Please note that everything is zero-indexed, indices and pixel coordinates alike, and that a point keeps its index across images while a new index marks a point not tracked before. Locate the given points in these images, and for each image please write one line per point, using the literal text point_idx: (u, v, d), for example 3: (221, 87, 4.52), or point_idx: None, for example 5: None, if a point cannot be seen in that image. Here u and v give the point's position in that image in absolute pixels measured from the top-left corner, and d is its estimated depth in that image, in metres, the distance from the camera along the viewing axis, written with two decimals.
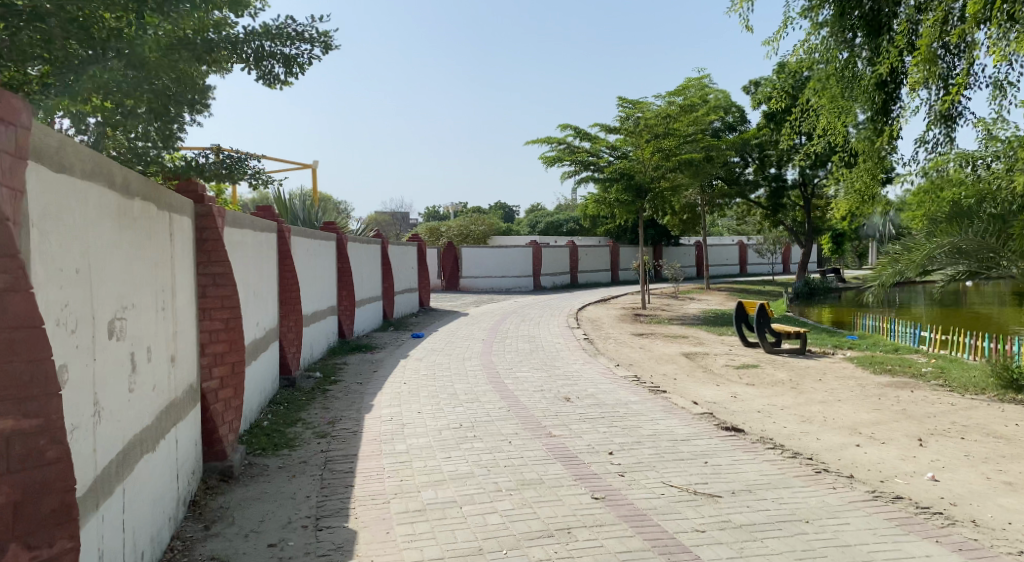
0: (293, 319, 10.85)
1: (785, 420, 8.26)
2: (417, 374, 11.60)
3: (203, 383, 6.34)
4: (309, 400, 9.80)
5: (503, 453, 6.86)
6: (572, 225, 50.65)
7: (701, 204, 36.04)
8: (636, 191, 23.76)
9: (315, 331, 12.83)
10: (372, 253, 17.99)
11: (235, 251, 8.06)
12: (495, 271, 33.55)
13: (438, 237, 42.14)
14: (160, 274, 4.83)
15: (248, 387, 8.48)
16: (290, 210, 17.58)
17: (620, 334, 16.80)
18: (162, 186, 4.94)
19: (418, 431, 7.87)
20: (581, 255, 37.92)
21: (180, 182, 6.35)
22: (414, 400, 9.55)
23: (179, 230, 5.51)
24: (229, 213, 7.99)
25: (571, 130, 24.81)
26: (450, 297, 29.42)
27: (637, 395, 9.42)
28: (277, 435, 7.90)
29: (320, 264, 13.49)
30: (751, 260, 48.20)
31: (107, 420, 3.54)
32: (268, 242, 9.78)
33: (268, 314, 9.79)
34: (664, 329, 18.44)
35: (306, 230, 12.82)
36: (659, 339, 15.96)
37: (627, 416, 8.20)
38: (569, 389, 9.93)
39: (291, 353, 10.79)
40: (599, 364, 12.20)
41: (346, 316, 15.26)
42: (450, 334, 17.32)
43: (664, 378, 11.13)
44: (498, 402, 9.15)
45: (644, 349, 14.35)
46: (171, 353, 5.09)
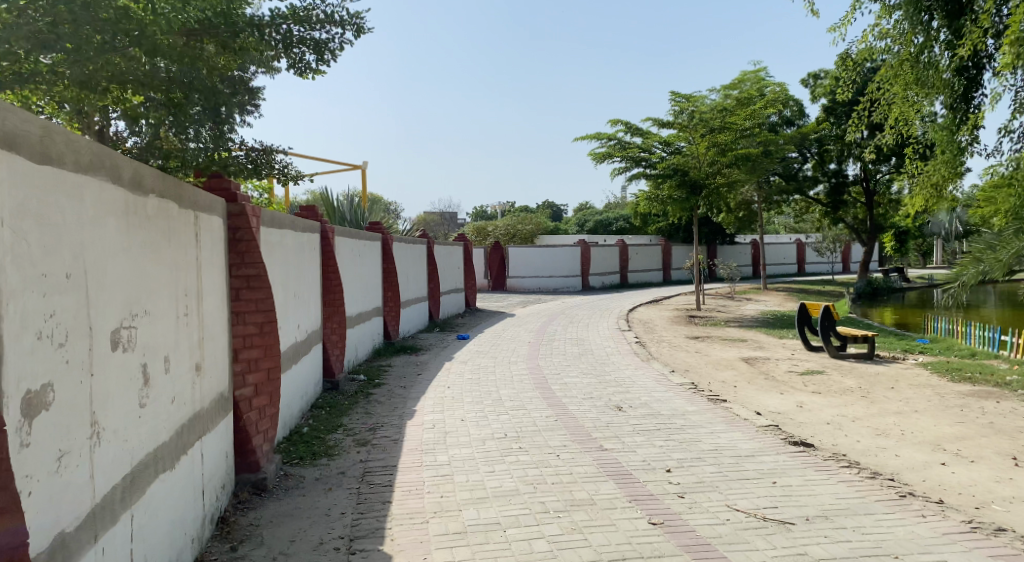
0: (337, 321, 10.55)
1: (859, 434, 7.59)
2: (462, 379, 11.19)
3: (236, 390, 6.01)
4: (351, 405, 9.47)
5: (551, 468, 6.39)
6: (623, 224, 49.86)
7: (757, 202, 35.00)
8: (691, 188, 23.29)
9: (360, 333, 12.55)
10: (418, 253, 17.69)
11: (276, 253, 7.75)
12: (544, 270, 33.09)
13: (487, 237, 41.90)
14: (182, 278, 4.50)
15: (288, 391, 8.17)
16: (336, 211, 17.41)
17: (674, 337, 16.16)
18: (185, 184, 4.63)
19: (461, 441, 7.44)
20: (632, 255, 37.19)
21: (210, 179, 6.01)
22: (459, 406, 9.14)
23: (208, 230, 5.22)
24: (264, 212, 7.44)
25: (622, 126, 24.22)
26: (498, 298, 29.08)
27: (695, 404, 8.85)
28: (316, 443, 7.56)
29: (365, 265, 13.19)
30: (810, 259, 46.73)
31: (109, 442, 3.19)
32: (311, 242, 9.48)
33: (312, 316, 9.48)
34: (720, 332, 17.73)
35: (351, 230, 12.54)
36: (715, 343, 15.26)
37: (685, 429, 7.64)
38: (621, 397, 9.42)
39: (335, 355, 10.48)
40: (653, 369, 11.63)
41: (392, 318, 14.96)
42: (498, 336, 16.91)
43: (723, 385, 10.52)
44: (546, 409, 8.68)
45: (700, 353, 13.70)
46: (197, 361, 4.78)
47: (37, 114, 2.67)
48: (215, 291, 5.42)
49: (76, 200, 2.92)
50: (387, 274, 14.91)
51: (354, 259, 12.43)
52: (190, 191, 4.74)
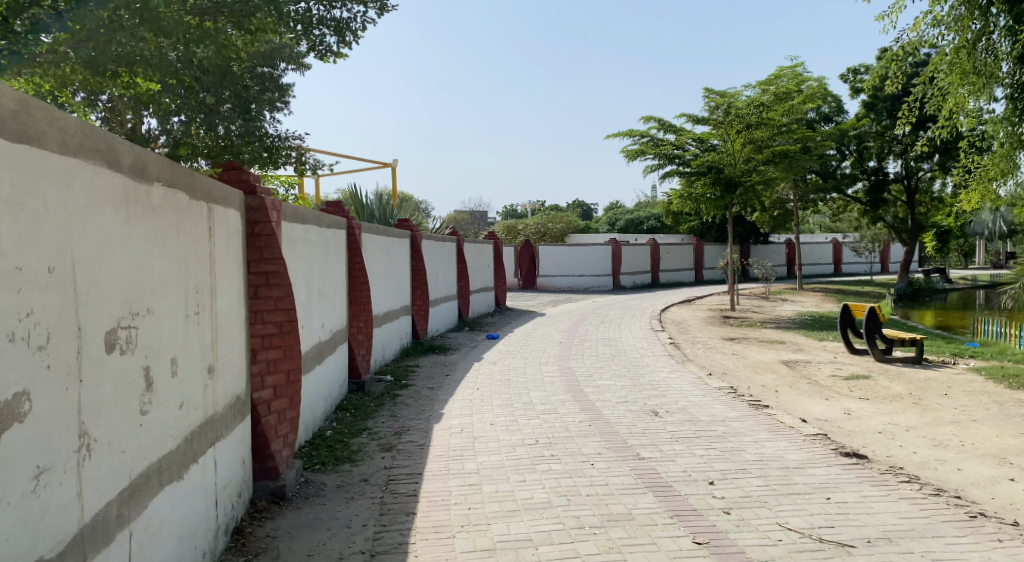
0: (363, 320, 10.27)
1: (914, 444, 7.10)
2: (491, 380, 10.85)
3: (255, 393, 5.73)
4: (376, 407, 9.16)
5: (585, 479, 6.02)
6: (654, 223, 49.24)
7: (793, 200, 34.24)
8: (726, 185, 22.64)
9: (387, 332, 12.26)
10: (447, 251, 17.41)
11: (300, 249, 7.47)
12: (575, 269, 32.66)
13: (516, 235, 41.56)
14: (193, 274, 4.21)
15: (312, 392, 7.88)
16: (364, 208, 17.17)
17: (710, 338, 15.66)
18: (197, 174, 4.33)
19: (491, 447, 7.10)
20: (664, 254, 36.60)
21: (228, 172, 5.77)
22: (488, 409, 8.80)
23: (224, 225, 4.94)
24: (289, 207, 7.15)
25: (656, 123, 23.75)
26: (527, 297, 28.71)
27: (736, 410, 8.41)
28: (339, 448, 7.26)
29: (393, 262, 12.91)
30: (847, 259, 45.69)
31: (104, 453, 2.90)
32: (337, 239, 9.22)
33: (337, 315, 9.21)
34: (757, 333, 17.19)
35: (379, 227, 12.26)
36: (753, 345, 14.76)
37: (727, 437, 7.21)
38: (658, 401, 9.00)
39: (361, 355, 10.20)
40: (689, 372, 11.19)
41: (420, 316, 14.67)
42: (528, 336, 16.54)
43: (764, 390, 10.04)
44: (579, 413, 8.31)
45: (737, 355, 13.22)
46: (210, 363, 4.49)
47: (11, 86, 2.37)
48: (231, 287, 5.14)
49: (64, 185, 2.62)
50: (415, 272, 14.63)
51: (382, 257, 12.15)
52: (204, 181, 4.46)
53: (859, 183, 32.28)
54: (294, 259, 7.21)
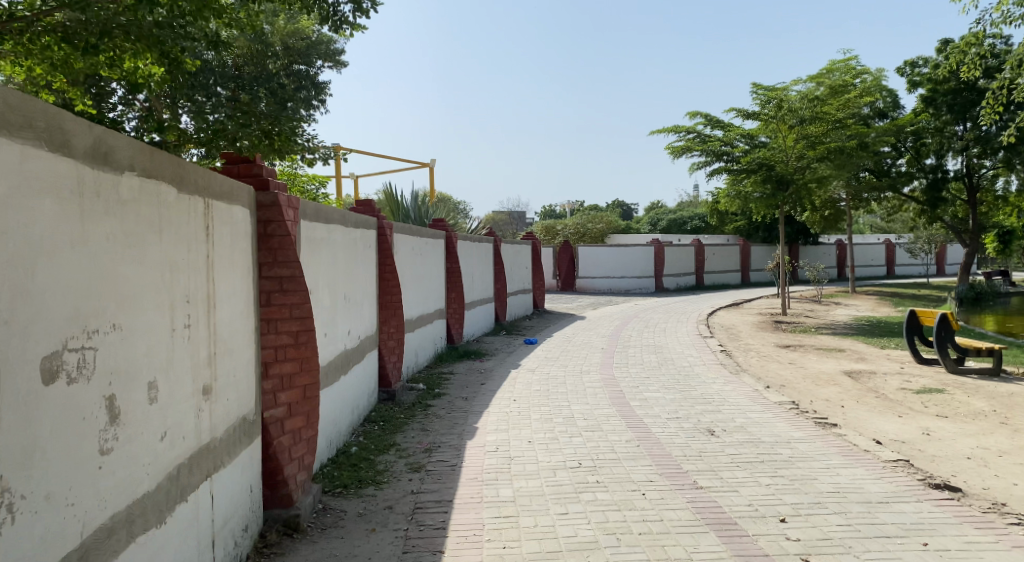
0: (394, 326, 9.68)
1: (1011, 474, 6.25)
2: (530, 390, 10.16)
3: (266, 411, 5.14)
4: (407, 419, 8.54)
5: (635, 512, 5.31)
6: (698, 223, 48.04)
7: (846, 199, 33.03)
8: (778, 183, 21.55)
9: (420, 338, 11.67)
10: (484, 252, 16.82)
11: (325, 251, 6.88)
12: (616, 271, 31.84)
13: (556, 236, 40.81)
14: (183, 279, 3.61)
15: (337, 405, 7.28)
16: (400, 208, 16.65)
17: (763, 345, 14.79)
18: (188, 163, 3.72)
19: (528, 470, 6.42)
20: (709, 256, 35.50)
21: (240, 166, 5.22)
22: (526, 425, 8.12)
23: (226, 225, 4.36)
24: (311, 205, 6.45)
25: (702, 118, 22.93)
26: (566, 299, 28.00)
27: (801, 429, 7.61)
28: (363, 467, 6.63)
29: (426, 264, 12.33)
30: (900, 260, 44.08)
31: (37, 511, 2.31)
32: (366, 239, 8.66)
33: (366, 320, 8.65)
34: (812, 340, 16.22)
35: (413, 228, 11.67)
36: (810, 353, 13.84)
37: (794, 463, 6.42)
38: (712, 418, 8.24)
39: (392, 363, 9.61)
40: (744, 384, 10.38)
41: (455, 321, 14.07)
42: (569, 341, 15.84)
43: (828, 404, 9.20)
44: (625, 431, 7.59)
45: (793, 365, 12.34)
46: (206, 382, 3.91)
47: None
48: (237, 296, 4.56)
49: None
50: (451, 275, 14.04)
51: (415, 258, 11.58)
52: (198, 174, 3.88)
53: (916, 181, 30.98)
54: (318, 261, 6.62)
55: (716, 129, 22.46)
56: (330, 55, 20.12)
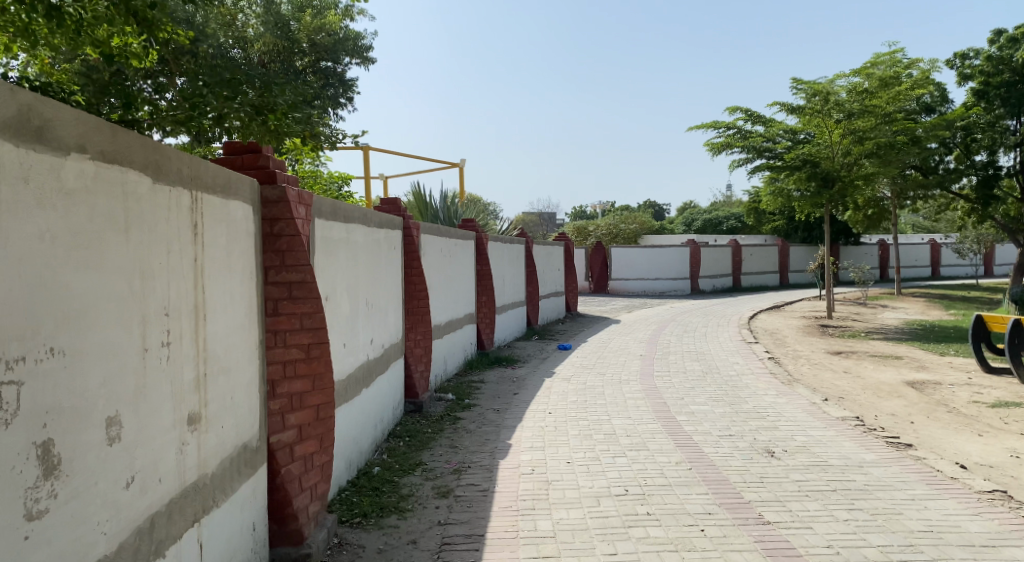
0: (421, 333, 9.06)
1: None
2: (567, 402, 9.45)
3: (273, 436, 4.51)
4: (435, 434, 7.89)
5: (696, 554, 4.60)
6: (734, 223, 46.92)
7: (891, 197, 32.03)
8: (823, 181, 20.54)
9: (449, 344, 11.04)
10: (515, 253, 16.16)
11: (346, 253, 6.24)
12: (650, 272, 30.98)
13: (588, 236, 40.00)
14: (163, 285, 2.99)
15: (358, 420, 6.64)
16: (428, 209, 16.05)
17: (813, 352, 13.94)
18: (170, 147, 3.11)
19: (569, 498, 5.72)
20: (747, 256, 34.45)
21: (243, 157, 4.59)
22: (564, 443, 7.42)
23: (222, 224, 3.75)
24: (329, 201, 5.77)
25: (742, 113, 22.17)
26: (599, 302, 27.23)
27: (872, 451, 6.82)
28: (385, 492, 5.99)
29: (455, 265, 11.69)
30: (946, 260, 42.62)
31: None
32: (390, 240, 8.01)
33: (391, 328, 8.01)
34: (864, 346, 15.28)
35: (441, 228, 11.04)
36: (865, 361, 12.95)
37: (872, 493, 5.65)
38: (769, 436, 7.49)
39: (419, 372, 8.99)
40: (799, 396, 9.58)
41: (486, 326, 13.41)
42: (604, 346, 15.09)
43: (895, 419, 8.39)
44: (675, 452, 6.86)
45: (849, 374, 11.49)
46: (193, 410, 3.29)
47: None
48: (237, 306, 3.93)
49: None
50: (481, 277, 13.40)
51: (443, 259, 10.95)
52: (185, 164, 3.27)
53: (967, 178, 29.90)
54: (338, 265, 5.99)
55: (757, 124, 21.72)
56: (357, 51, 19.55)
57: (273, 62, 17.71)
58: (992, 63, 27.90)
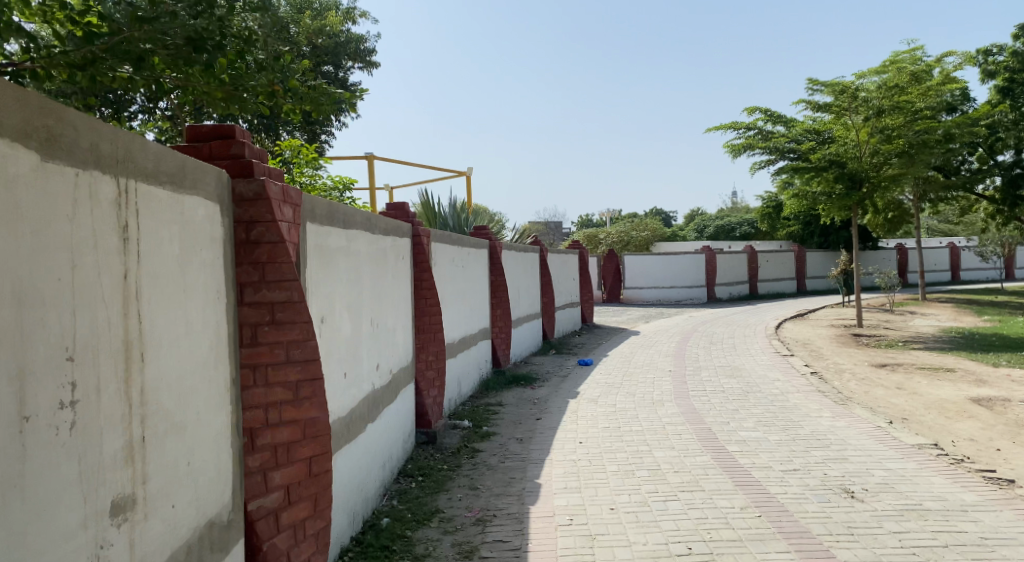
0: (433, 353, 8.08)
1: None
2: (598, 429, 8.38)
3: (251, 502, 3.46)
4: (452, 472, 6.86)
5: None
6: (747, 228, 45.82)
7: (913, 200, 31.14)
8: (850, 182, 19.59)
9: (462, 363, 10.02)
10: (529, 262, 15.16)
11: (346, 265, 5.22)
12: (664, 280, 29.97)
13: (598, 245, 38.95)
14: (56, 315, 2.06)
15: (363, 462, 5.60)
16: (437, 216, 15.07)
17: (855, 365, 12.91)
18: (69, 113, 2.16)
19: (620, 561, 4.67)
20: (764, 263, 33.34)
21: (212, 141, 3.54)
22: (603, 483, 6.37)
23: (174, 224, 2.73)
24: (325, 201, 4.72)
25: (762, 113, 21.27)
26: (614, 312, 26.19)
27: (970, 489, 5.79)
28: (396, 552, 4.97)
29: (467, 277, 10.68)
30: (966, 264, 41.53)
31: None
32: (396, 251, 6.98)
33: (399, 350, 6.97)
34: (907, 357, 14.21)
35: (453, 235, 10.04)
36: (915, 374, 11.91)
37: (996, 550, 4.61)
38: (841, 471, 6.44)
39: (431, 399, 7.99)
40: (858, 417, 8.55)
41: (501, 341, 12.38)
42: (628, 360, 14.03)
43: (978, 446, 7.35)
44: (737, 496, 5.83)
45: (903, 391, 10.41)
46: (118, 494, 2.30)
47: None
48: (196, 338, 2.89)
49: None
50: (496, 290, 12.40)
51: (455, 270, 9.97)
52: (102, 141, 2.29)
53: (993, 178, 29.17)
54: (336, 278, 4.96)
55: (779, 124, 20.71)
56: (360, 55, 18.67)
57: None
58: (1018, 59, 26.71)
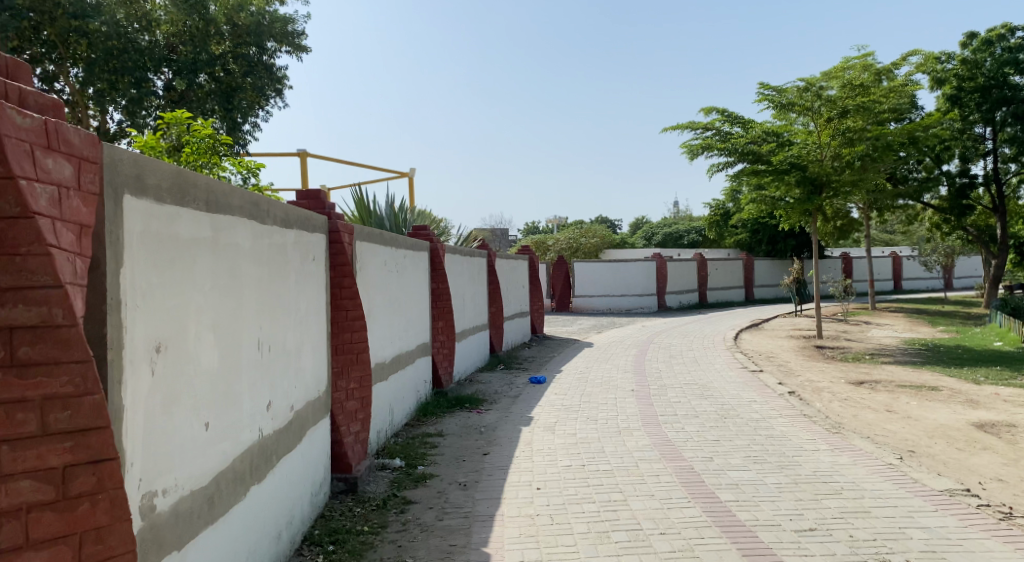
0: (356, 379, 6.52)
1: None
2: (558, 469, 6.89)
3: None
4: (374, 535, 5.30)
5: None
6: (694, 236, 45.35)
7: (862, 208, 30.68)
8: (812, 186, 18.69)
9: (395, 386, 8.45)
10: (476, 268, 13.66)
11: (211, 261, 3.58)
12: (615, 287, 28.85)
13: (546, 251, 37.89)
14: None
15: (242, 540, 3.97)
16: (373, 215, 13.38)
17: (831, 382, 11.79)
18: None
19: None
20: (714, 271, 32.55)
21: None
22: (571, 553, 4.87)
23: None
24: (169, 166, 3.12)
25: (719, 113, 20.22)
26: (563, 320, 24.92)
27: None
28: None
29: (403, 284, 9.11)
30: (909, 273, 41.70)
31: None
32: (303, 251, 5.41)
33: (307, 377, 5.40)
34: (881, 372, 13.19)
35: (386, 235, 8.47)
36: (898, 393, 10.83)
37: None
38: (870, 531, 5.11)
39: (352, 436, 6.46)
40: (861, 450, 7.31)
41: (443, 357, 10.84)
42: (584, 377, 12.61)
43: (1014, 489, 6.13)
44: None
45: (895, 415, 9.23)
46: None
47: None
48: None
49: None
50: (436, 299, 10.87)
51: (387, 275, 8.39)
52: None
53: (942, 187, 29.23)
54: (190, 282, 3.32)
55: (736, 125, 19.62)
56: (287, 37, 16.82)
57: (184, 47, 15.45)
58: (967, 66, 26.33)
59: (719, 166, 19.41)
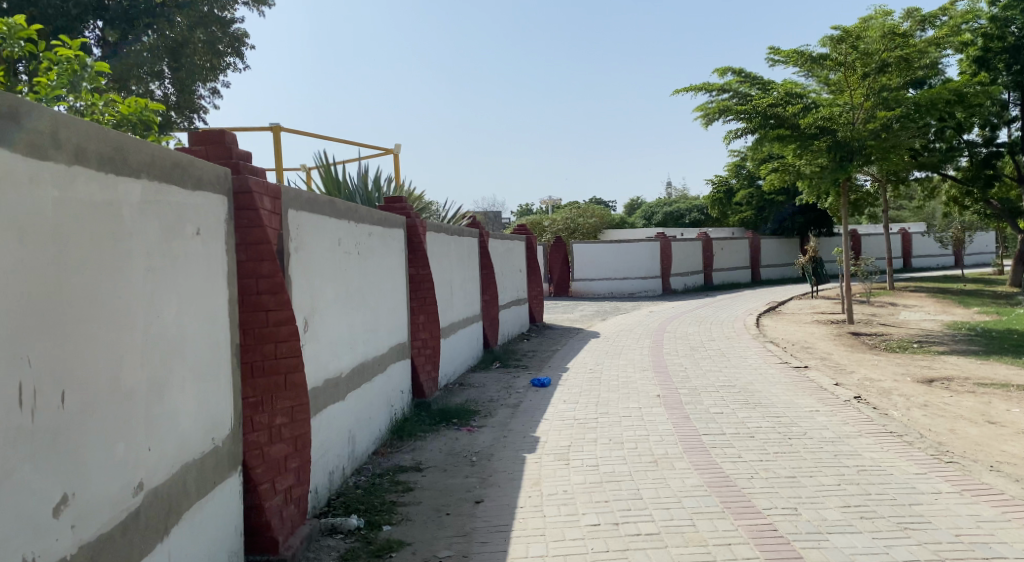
0: (286, 411, 4.40)
1: None
2: (581, 534, 4.78)
3: None
4: None
5: None
6: (696, 215, 43.34)
7: (880, 181, 28.52)
8: (842, 153, 16.50)
9: (357, 405, 6.33)
10: (465, 249, 11.52)
11: None
12: (617, 270, 26.78)
13: (542, 232, 35.76)
14: None
15: None
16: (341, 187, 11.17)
17: (894, 381, 9.73)
18: None
19: None
20: (719, 250, 30.49)
21: None
22: None
23: None
24: None
25: (737, 73, 18.02)
26: (564, 307, 22.89)
27: None
28: None
29: (368, 270, 6.96)
30: (920, 249, 39.71)
31: None
32: (169, 215, 3.25)
33: (178, 421, 3.26)
34: (943, 365, 11.15)
35: (343, 206, 6.32)
36: (983, 395, 8.80)
37: None
38: None
39: (281, 495, 4.36)
40: (1001, 491, 5.25)
41: (425, 359, 8.72)
42: (597, 377, 10.52)
43: None
44: None
45: (1004, 429, 7.16)
46: None
47: None
48: None
49: None
50: (415, 289, 8.73)
51: (343, 259, 6.24)
52: None
53: (964, 157, 27.04)
54: None
55: (755, 86, 17.46)
56: None
57: None
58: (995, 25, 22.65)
59: (738, 131, 17.27)
